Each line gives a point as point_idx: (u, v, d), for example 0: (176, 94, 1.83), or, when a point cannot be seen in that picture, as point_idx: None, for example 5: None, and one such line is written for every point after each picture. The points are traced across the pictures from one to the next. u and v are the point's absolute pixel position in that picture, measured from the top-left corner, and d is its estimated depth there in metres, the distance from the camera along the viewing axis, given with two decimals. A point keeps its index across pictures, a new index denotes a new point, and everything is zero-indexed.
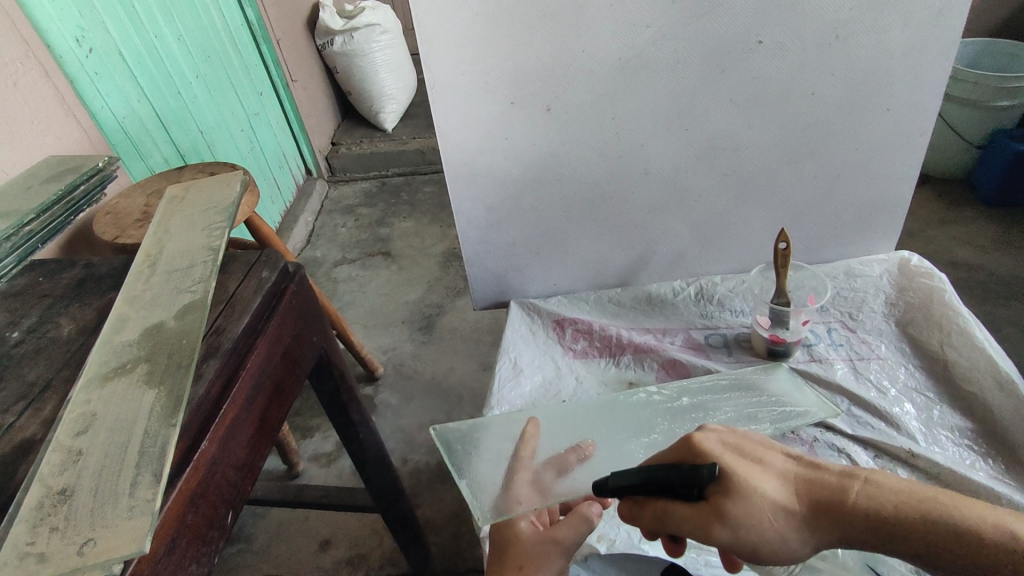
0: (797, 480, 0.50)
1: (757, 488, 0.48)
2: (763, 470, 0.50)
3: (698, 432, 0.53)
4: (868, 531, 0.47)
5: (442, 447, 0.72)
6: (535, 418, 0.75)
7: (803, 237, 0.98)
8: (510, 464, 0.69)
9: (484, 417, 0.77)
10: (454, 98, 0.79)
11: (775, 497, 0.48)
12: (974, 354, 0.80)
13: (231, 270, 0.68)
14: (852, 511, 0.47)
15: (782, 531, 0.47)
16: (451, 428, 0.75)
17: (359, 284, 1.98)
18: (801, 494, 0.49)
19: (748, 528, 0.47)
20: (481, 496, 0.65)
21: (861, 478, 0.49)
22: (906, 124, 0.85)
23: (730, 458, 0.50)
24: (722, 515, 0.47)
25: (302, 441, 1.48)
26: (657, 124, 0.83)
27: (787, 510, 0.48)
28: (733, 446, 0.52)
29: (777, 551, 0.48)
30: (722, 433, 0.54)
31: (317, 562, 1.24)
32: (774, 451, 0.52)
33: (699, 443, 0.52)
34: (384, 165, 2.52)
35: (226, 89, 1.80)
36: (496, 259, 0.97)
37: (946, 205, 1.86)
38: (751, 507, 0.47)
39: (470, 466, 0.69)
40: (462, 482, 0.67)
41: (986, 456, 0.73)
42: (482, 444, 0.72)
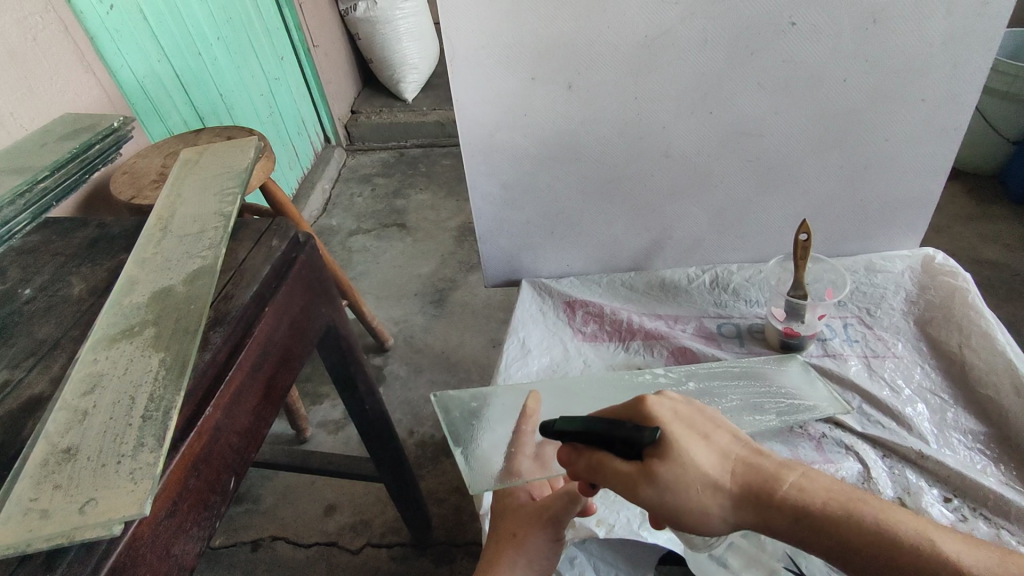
0: (736, 460, 0.50)
1: (694, 459, 0.48)
2: (706, 444, 0.50)
3: (654, 396, 0.53)
4: (788, 519, 0.47)
5: (440, 413, 0.71)
6: (536, 391, 0.74)
7: (826, 229, 0.95)
8: (512, 437, 0.67)
9: (486, 387, 0.75)
10: (474, 70, 0.77)
11: (709, 471, 0.48)
12: (994, 356, 0.78)
13: (242, 237, 0.68)
14: (778, 499, 0.47)
15: (708, 506, 0.48)
16: (452, 396, 0.74)
17: (373, 255, 1.98)
18: (736, 472, 0.49)
19: (674, 493, 0.47)
20: (476, 468, 0.64)
21: (796, 471, 0.49)
22: (943, 116, 0.82)
23: (676, 426, 0.50)
24: (653, 475, 0.47)
25: (311, 407, 1.50)
26: (681, 106, 0.80)
27: (717, 484, 0.48)
28: (684, 417, 0.52)
29: (696, 522, 0.48)
30: (677, 403, 0.53)
31: (321, 526, 1.27)
32: (721, 430, 0.52)
33: (652, 409, 0.52)
34: (403, 136, 2.50)
35: (247, 52, 1.79)
36: (509, 237, 0.96)
37: (977, 201, 1.80)
38: (684, 478, 0.47)
39: (468, 437, 0.68)
40: (458, 451, 0.66)
41: (999, 462, 0.71)
42: (481, 413, 0.71)
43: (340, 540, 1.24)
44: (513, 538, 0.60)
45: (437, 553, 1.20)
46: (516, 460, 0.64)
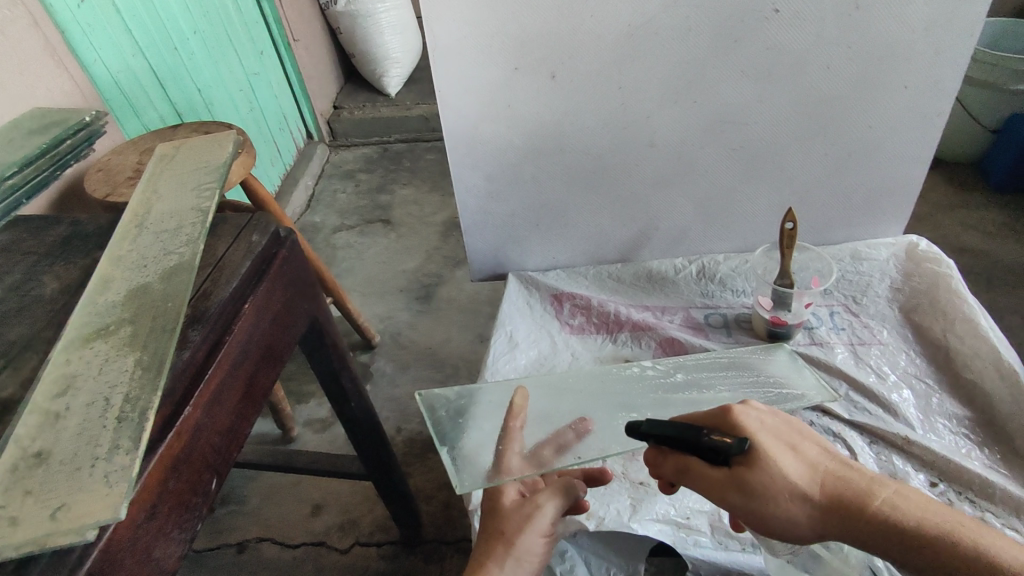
0: (826, 472, 0.49)
1: (785, 470, 0.48)
2: (795, 455, 0.50)
3: (741, 404, 0.53)
4: (880, 536, 0.47)
5: (425, 411, 0.70)
6: (523, 387, 0.73)
7: (810, 218, 0.95)
8: (500, 435, 0.66)
9: (469, 385, 0.74)
10: (456, 61, 0.76)
11: (799, 482, 0.48)
12: (977, 342, 0.79)
13: (220, 233, 0.66)
14: (872, 515, 0.47)
15: (795, 516, 0.48)
16: (437, 394, 0.73)
17: (358, 251, 1.96)
18: (827, 484, 0.49)
19: (761, 502, 0.48)
20: (462, 467, 0.63)
21: (889, 487, 0.49)
22: (924, 104, 0.82)
23: (765, 436, 0.50)
24: (743, 484, 0.48)
25: (297, 406, 1.48)
26: (666, 95, 0.80)
27: (807, 496, 0.48)
28: (773, 426, 0.51)
29: (783, 530, 0.49)
30: (766, 412, 0.53)
31: (309, 526, 1.25)
32: (811, 441, 0.52)
33: (739, 417, 0.52)
34: (386, 131, 2.47)
35: (225, 46, 1.75)
36: (495, 230, 0.95)
37: (956, 189, 1.82)
38: (772, 489, 0.48)
39: (455, 436, 0.67)
40: (444, 448, 0.65)
41: (983, 446, 0.72)
42: (466, 409, 0.71)
43: (329, 539, 1.23)
44: (503, 536, 0.59)
45: (427, 550, 1.19)
46: (506, 458, 0.63)
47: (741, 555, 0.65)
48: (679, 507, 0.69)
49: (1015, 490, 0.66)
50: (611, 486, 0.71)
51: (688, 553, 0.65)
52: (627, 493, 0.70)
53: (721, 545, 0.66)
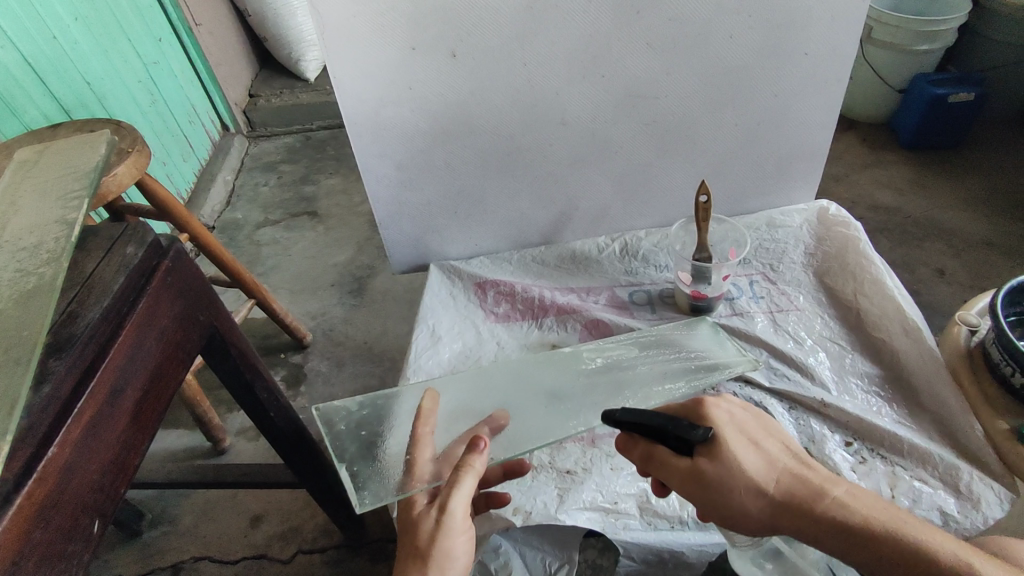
0: (783, 469, 0.53)
1: (742, 464, 0.52)
2: (755, 452, 0.53)
3: (714, 399, 0.58)
4: (827, 531, 0.50)
5: (322, 427, 0.68)
6: (431, 390, 0.71)
7: (726, 189, 0.96)
8: (409, 445, 0.65)
9: (371, 394, 0.73)
10: (348, 42, 0.71)
11: (755, 476, 0.52)
12: (885, 301, 0.81)
13: (90, 246, 0.59)
14: (821, 513, 0.50)
15: (750, 506, 0.51)
16: (336, 407, 0.71)
17: (284, 247, 1.87)
18: (782, 481, 0.52)
19: (717, 489, 0.52)
20: (368, 486, 0.62)
21: (844, 486, 0.52)
22: (826, 69, 0.83)
23: (729, 430, 0.54)
24: (702, 473, 0.52)
25: (228, 415, 1.41)
26: (572, 70, 0.77)
27: (760, 491, 0.51)
28: (739, 422, 0.56)
29: (736, 520, 0.52)
30: (736, 409, 0.58)
31: (248, 539, 1.20)
32: (775, 440, 0.56)
33: (709, 410, 0.56)
34: (308, 118, 2.35)
35: (115, 34, 1.61)
36: (412, 220, 0.91)
37: (870, 149, 1.89)
38: (729, 479, 0.52)
39: (359, 454, 0.65)
40: (342, 466, 0.63)
41: (893, 402, 0.75)
42: (367, 421, 0.69)
43: (270, 551, 1.18)
44: (417, 550, 0.54)
45: (373, 551, 1.16)
46: (416, 466, 0.63)
47: (669, 533, 0.65)
48: (606, 492, 0.68)
49: (922, 443, 0.69)
50: (538, 478, 0.70)
51: (619, 537, 0.65)
52: (554, 484, 0.69)
53: (650, 525, 0.66)
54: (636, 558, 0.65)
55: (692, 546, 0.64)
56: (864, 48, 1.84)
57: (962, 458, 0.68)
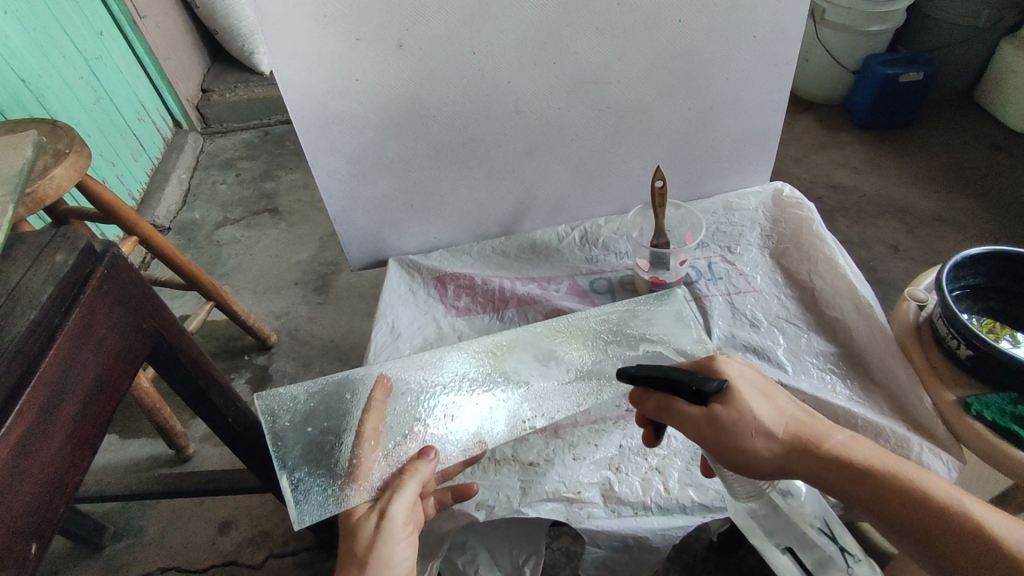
0: (791, 418, 0.55)
1: (752, 409, 0.54)
2: (766, 401, 0.56)
3: (725, 357, 0.60)
4: (831, 472, 0.52)
5: (263, 419, 0.66)
6: (383, 382, 0.70)
7: (683, 174, 0.96)
8: (354, 445, 0.65)
9: (318, 381, 0.71)
10: (289, 34, 0.68)
11: (766, 420, 0.54)
12: (838, 281, 0.83)
13: (17, 255, 0.56)
14: (826, 454, 0.52)
15: (760, 449, 0.53)
16: (280, 396, 0.69)
17: (244, 246, 1.82)
18: (791, 425, 0.54)
19: (730, 433, 0.53)
20: (309, 492, 0.61)
21: (848, 433, 0.54)
22: (775, 52, 0.83)
23: (740, 381, 0.56)
24: (714, 416, 0.54)
25: (191, 421, 1.37)
26: (523, 57, 0.76)
27: (771, 434, 0.53)
28: (748, 373, 0.58)
29: (746, 463, 0.54)
30: (746, 364, 0.60)
31: (216, 546, 1.18)
32: (783, 392, 0.58)
33: (720, 364, 0.58)
34: (265, 113, 2.29)
35: (52, 29, 1.53)
36: (367, 215, 0.89)
37: (828, 129, 1.92)
38: (741, 422, 0.53)
39: (301, 456, 0.64)
40: (283, 474, 0.62)
41: (847, 378, 0.76)
42: (313, 415, 0.67)
43: (239, 557, 1.16)
44: (356, 558, 0.55)
45: None
46: (360, 471, 0.63)
47: (633, 519, 0.65)
48: (569, 482, 0.68)
49: (874, 417, 0.71)
50: (501, 471, 0.70)
51: (583, 526, 0.65)
52: (517, 476, 0.69)
53: (614, 513, 0.66)
54: (602, 546, 0.66)
55: (656, 531, 0.65)
56: (818, 30, 1.87)
57: (912, 430, 0.70)
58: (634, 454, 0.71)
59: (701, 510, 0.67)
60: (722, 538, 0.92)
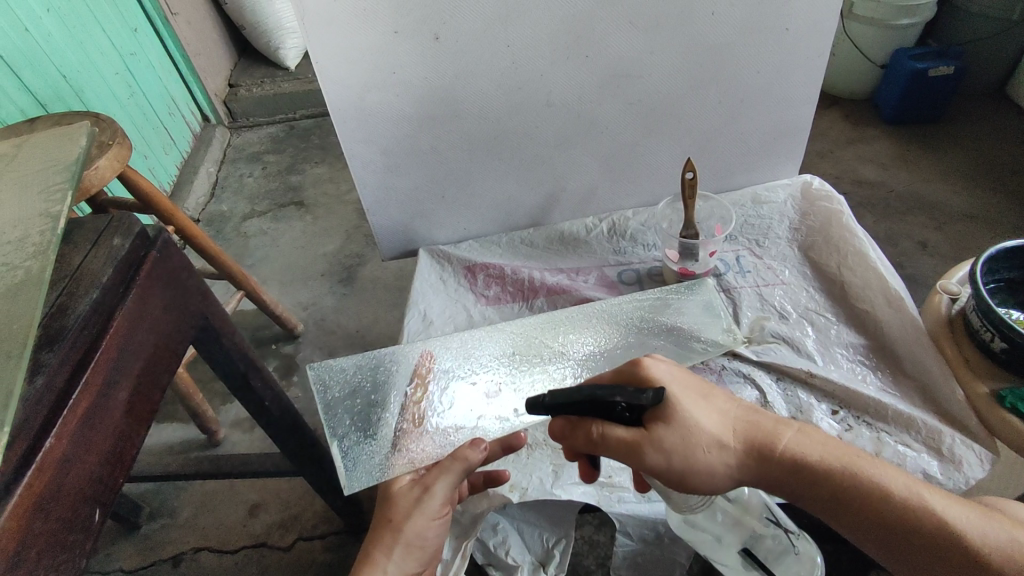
0: (735, 419, 0.55)
1: (697, 425, 0.52)
2: (706, 410, 0.54)
3: (649, 359, 0.57)
4: (788, 472, 0.54)
5: (315, 389, 0.69)
6: (429, 358, 0.73)
7: (712, 166, 0.96)
8: (401, 416, 0.68)
9: (362, 355, 0.73)
10: (329, 29, 0.70)
11: (712, 432, 0.53)
12: (868, 273, 0.83)
13: (77, 239, 0.59)
14: (780, 454, 0.54)
15: (714, 461, 0.52)
16: (331, 367, 0.72)
17: (271, 238, 1.86)
18: (738, 431, 0.55)
19: (679, 452, 0.51)
20: (358, 461, 0.64)
21: (794, 427, 0.56)
22: (808, 44, 0.83)
23: (677, 388, 0.54)
24: (659, 440, 0.51)
25: (222, 407, 1.41)
26: (557, 50, 0.77)
27: (720, 443, 0.53)
28: (680, 377, 0.56)
29: (702, 478, 0.52)
30: (671, 366, 0.58)
31: (247, 528, 1.21)
32: (720, 392, 0.57)
33: (648, 370, 0.55)
34: (291, 107, 2.32)
35: (90, 25, 1.57)
36: (399, 206, 0.91)
37: (854, 124, 1.90)
38: (688, 438, 0.52)
39: (349, 427, 0.67)
40: (334, 442, 0.65)
41: (878, 370, 0.77)
42: (361, 387, 0.70)
43: (270, 539, 1.19)
44: (392, 524, 0.59)
45: None
46: (405, 441, 0.66)
47: (662, 504, 0.66)
48: (600, 467, 0.70)
49: (905, 409, 0.71)
50: (534, 455, 0.71)
51: (614, 510, 0.66)
52: (549, 460, 0.70)
53: (644, 497, 0.67)
54: (632, 532, 0.67)
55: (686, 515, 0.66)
56: (845, 24, 1.85)
57: (943, 422, 0.70)
58: None
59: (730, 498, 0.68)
60: None
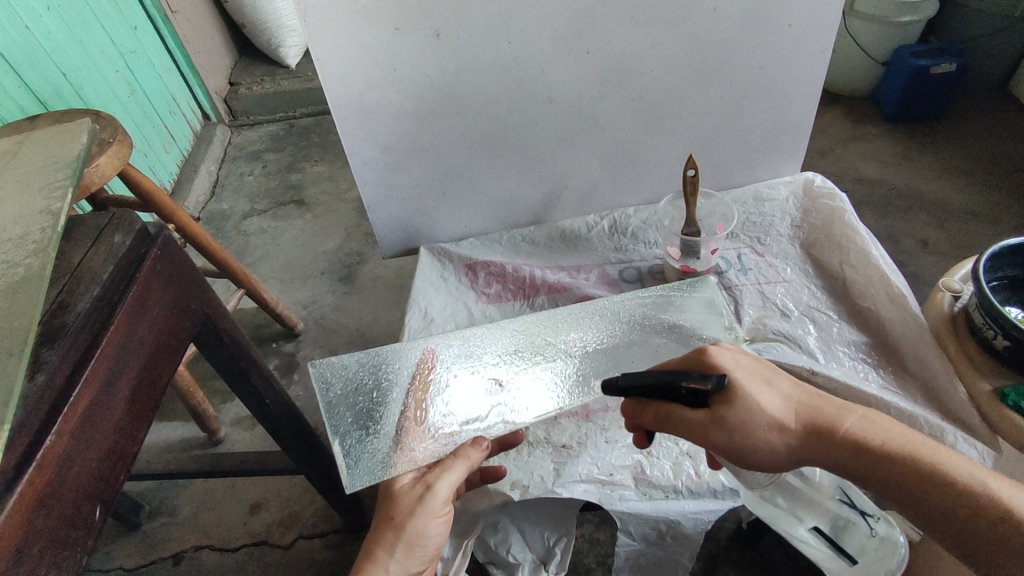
0: (800, 404, 0.55)
1: (760, 407, 0.54)
2: (769, 393, 0.55)
3: (716, 346, 0.59)
4: (849, 458, 0.53)
5: (318, 388, 0.68)
6: (430, 355, 0.73)
7: (713, 163, 0.96)
8: (401, 414, 0.67)
9: (363, 352, 0.73)
10: (330, 25, 0.70)
11: (775, 415, 0.54)
12: (870, 270, 0.83)
13: (77, 236, 0.58)
14: (842, 439, 0.53)
15: (775, 443, 0.53)
16: (333, 365, 0.71)
17: (272, 236, 1.86)
18: (800, 415, 0.54)
19: (741, 433, 0.53)
20: (359, 459, 0.64)
21: (859, 413, 0.55)
22: (810, 40, 0.83)
23: (740, 374, 0.56)
24: (721, 421, 0.53)
25: (222, 406, 1.41)
26: (558, 47, 0.77)
27: (784, 427, 0.53)
28: (745, 363, 0.57)
29: (764, 459, 0.54)
30: (738, 351, 0.59)
31: (248, 527, 1.21)
32: (784, 377, 0.58)
33: (713, 357, 0.57)
34: (291, 105, 2.32)
35: (91, 23, 1.57)
36: (400, 204, 0.91)
37: (855, 121, 1.90)
38: (751, 421, 0.53)
39: (351, 425, 0.66)
40: (336, 440, 0.65)
41: (879, 367, 0.76)
42: (363, 385, 0.70)
43: (270, 537, 1.19)
44: (393, 523, 0.59)
45: None
46: (405, 439, 0.65)
47: (664, 503, 0.66)
48: (601, 465, 0.69)
49: (906, 406, 0.71)
50: (535, 453, 0.71)
51: (615, 508, 0.66)
52: (550, 458, 0.70)
53: (645, 496, 0.67)
54: (633, 531, 0.66)
55: (688, 514, 0.66)
56: (847, 21, 1.85)
57: (945, 419, 0.70)
58: (665, 439, 0.72)
59: (732, 495, 0.67)
60: (748, 526, 0.92)
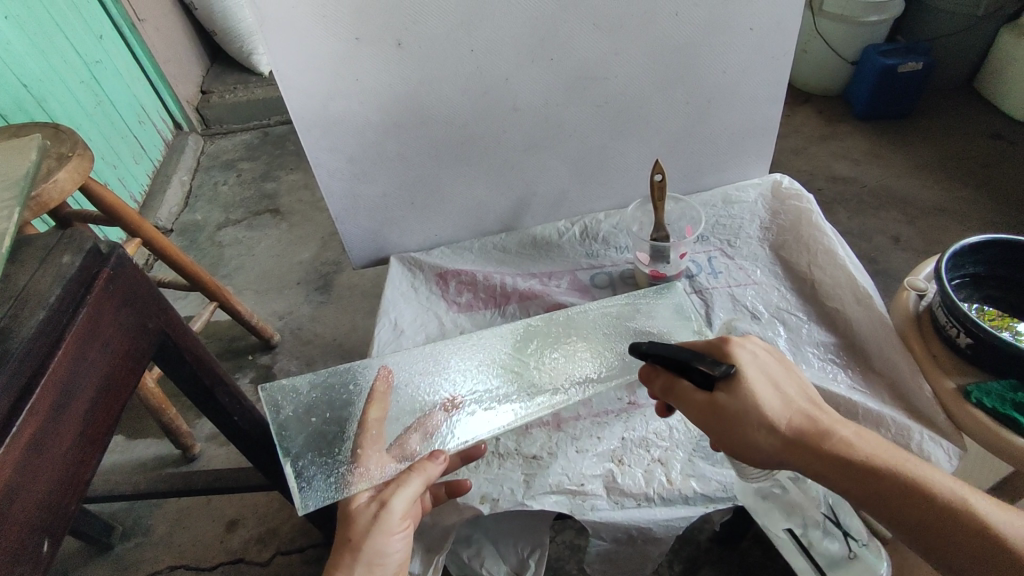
0: (797, 409, 0.55)
1: (759, 399, 0.55)
2: (773, 389, 0.56)
3: (739, 340, 0.60)
4: (828, 466, 0.52)
5: (268, 411, 0.68)
6: (387, 371, 0.72)
7: (682, 166, 0.96)
8: (356, 433, 0.66)
9: (320, 371, 0.73)
10: (287, 35, 0.68)
11: (769, 413, 0.54)
12: (836, 271, 0.83)
13: (23, 258, 0.56)
14: (826, 450, 0.52)
15: (760, 438, 0.54)
16: (283, 387, 0.70)
17: (247, 247, 1.83)
18: (793, 420, 0.54)
19: (733, 419, 0.55)
20: (311, 481, 0.62)
21: (852, 429, 0.54)
22: (773, 43, 0.83)
23: (749, 368, 0.57)
24: (719, 404, 0.55)
25: (196, 421, 1.38)
26: (521, 54, 0.76)
27: (773, 426, 0.54)
28: (761, 360, 0.58)
29: (747, 450, 0.55)
30: (760, 348, 0.60)
31: (224, 544, 1.19)
32: (794, 381, 0.58)
33: (732, 349, 0.59)
34: (264, 113, 2.29)
35: (52, 33, 1.54)
36: (367, 214, 0.90)
37: (827, 120, 1.92)
38: (746, 410, 0.54)
39: (303, 447, 0.65)
40: (287, 462, 0.64)
41: (848, 367, 0.77)
42: (316, 406, 0.69)
43: (247, 555, 1.17)
44: (350, 545, 0.57)
45: None
46: (363, 458, 0.64)
47: (635, 510, 0.66)
48: (572, 474, 0.69)
49: (875, 405, 0.72)
50: (505, 465, 0.70)
51: (587, 518, 0.66)
52: (520, 470, 0.70)
53: (617, 505, 0.66)
54: (606, 538, 0.66)
55: (660, 521, 0.65)
56: (816, 22, 1.87)
57: (912, 418, 0.71)
58: (636, 446, 0.72)
59: (703, 501, 0.67)
60: (725, 528, 0.92)
